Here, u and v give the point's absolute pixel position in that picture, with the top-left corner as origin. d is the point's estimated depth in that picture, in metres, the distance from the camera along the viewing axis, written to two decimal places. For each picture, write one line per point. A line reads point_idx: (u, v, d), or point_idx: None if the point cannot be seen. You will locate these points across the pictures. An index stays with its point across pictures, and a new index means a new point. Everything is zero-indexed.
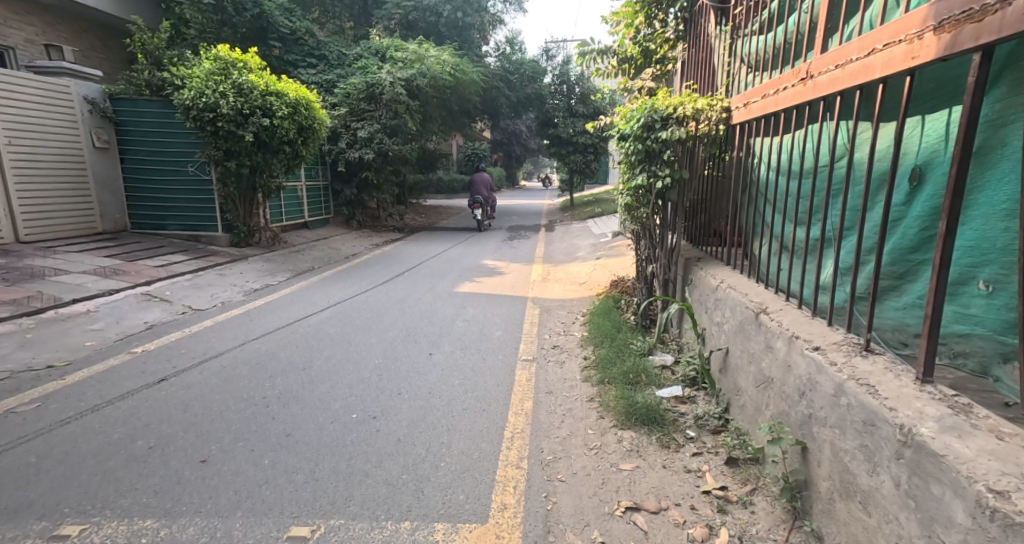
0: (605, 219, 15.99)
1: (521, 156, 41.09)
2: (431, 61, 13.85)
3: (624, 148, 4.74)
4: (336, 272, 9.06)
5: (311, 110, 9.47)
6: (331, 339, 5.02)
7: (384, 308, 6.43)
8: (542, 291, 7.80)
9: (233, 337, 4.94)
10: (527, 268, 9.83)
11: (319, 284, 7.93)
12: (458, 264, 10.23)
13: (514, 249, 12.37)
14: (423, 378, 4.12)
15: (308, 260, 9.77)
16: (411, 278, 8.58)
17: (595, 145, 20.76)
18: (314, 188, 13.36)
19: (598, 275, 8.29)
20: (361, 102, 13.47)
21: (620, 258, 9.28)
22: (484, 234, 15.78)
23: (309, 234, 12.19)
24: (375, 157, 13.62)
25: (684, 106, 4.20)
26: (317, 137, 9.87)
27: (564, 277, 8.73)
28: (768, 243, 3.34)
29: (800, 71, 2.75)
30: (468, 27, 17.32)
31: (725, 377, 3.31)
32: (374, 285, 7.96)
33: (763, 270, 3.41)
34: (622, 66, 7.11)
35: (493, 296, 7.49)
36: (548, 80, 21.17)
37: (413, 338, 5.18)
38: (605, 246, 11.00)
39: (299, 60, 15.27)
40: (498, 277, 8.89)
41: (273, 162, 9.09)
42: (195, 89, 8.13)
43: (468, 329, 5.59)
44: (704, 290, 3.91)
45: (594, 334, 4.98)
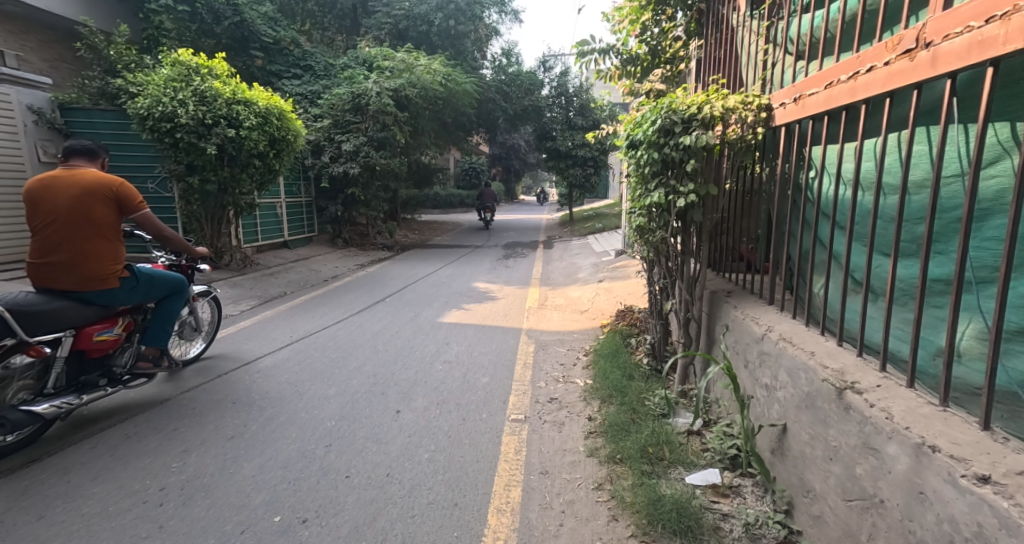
0: (607, 235, 15.17)
1: (519, 171, 40.42)
2: (420, 70, 13.05)
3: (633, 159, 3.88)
4: (309, 298, 8.20)
5: (284, 120, 8.67)
6: (279, 391, 4.12)
7: (352, 346, 5.54)
8: (538, 320, 6.93)
9: (156, 390, 4.04)
10: (522, 292, 8.98)
11: (287, 313, 7.07)
12: (448, 287, 9.39)
13: (509, 269, 11.52)
14: (382, 450, 3.25)
15: (283, 285, 8.93)
16: (394, 305, 7.72)
17: (595, 157, 20.05)
18: (295, 204, 12.52)
19: (601, 301, 7.44)
20: (346, 114, 12.73)
21: (624, 281, 8.43)
22: (478, 251, 14.94)
23: (288, 254, 11.34)
24: (361, 172, 12.81)
25: (711, 105, 3.34)
26: (291, 150, 9.12)
27: (562, 303, 7.87)
28: (841, 282, 2.46)
29: (898, 42, 1.92)
30: (462, 36, 16.64)
31: (781, 464, 2.43)
32: (347, 314, 7.08)
33: (834, 318, 2.51)
34: (627, 68, 6.22)
35: (482, 328, 6.62)
36: (546, 92, 20.49)
37: (377, 389, 4.29)
38: (608, 266, 10.15)
39: (283, 71, 14.61)
40: (490, 303, 8.04)
41: (241, 177, 8.30)
42: (150, 97, 7.32)
43: (447, 374, 4.71)
44: (744, 337, 3.03)
45: (600, 386, 4.08)
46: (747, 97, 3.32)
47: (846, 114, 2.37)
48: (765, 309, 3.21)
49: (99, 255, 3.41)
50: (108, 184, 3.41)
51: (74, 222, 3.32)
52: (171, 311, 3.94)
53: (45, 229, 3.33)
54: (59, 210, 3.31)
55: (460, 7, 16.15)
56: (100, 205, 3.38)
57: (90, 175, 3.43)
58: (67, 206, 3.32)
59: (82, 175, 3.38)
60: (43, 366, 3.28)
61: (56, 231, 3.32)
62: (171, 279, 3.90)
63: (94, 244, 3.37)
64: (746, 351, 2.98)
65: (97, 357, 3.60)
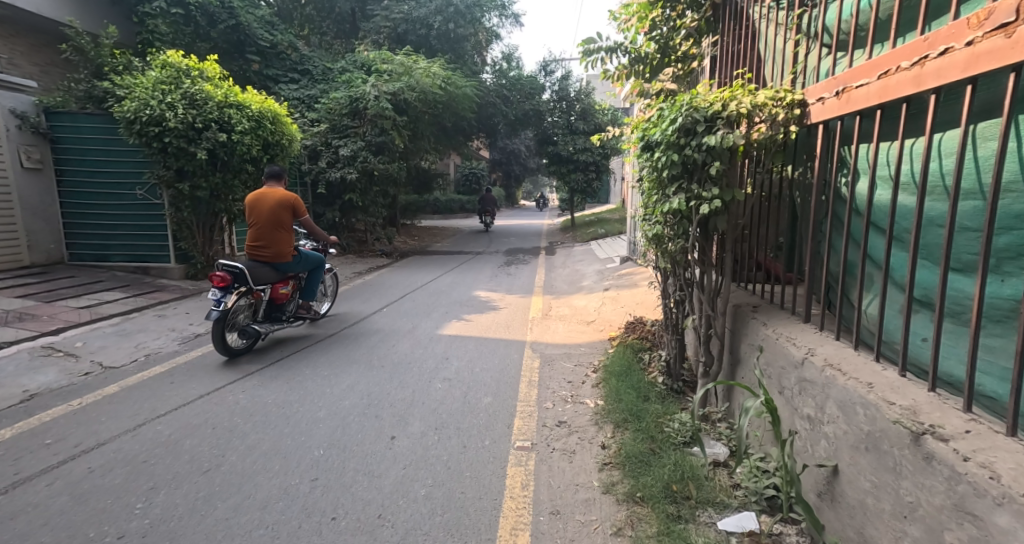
0: (610, 241, 14.86)
1: (520, 176, 40.23)
2: (420, 74, 12.76)
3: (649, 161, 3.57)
4: None
5: (278, 124, 8.37)
6: (266, 415, 3.80)
7: (346, 361, 5.23)
8: (543, 332, 6.61)
9: (131, 413, 3.72)
10: (525, 301, 8.66)
11: None
12: (448, 296, 9.08)
13: (511, 277, 11.21)
14: (374, 485, 2.93)
15: None
16: (391, 316, 7.41)
17: (597, 162, 19.78)
18: None
19: (607, 312, 7.13)
20: (344, 119, 12.45)
21: (631, 289, 8.12)
22: (479, 258, 14.64)
23: None
24: (359, 177, 12.52)
25: (738, 101, 3.03)
26: (286, 155, 8.82)
27: (567, 313, 7.55)
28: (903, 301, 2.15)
29: (985, 19, 1.63)
30: (462, 40, 16.38)
31: (832, 512, 2.11)
32: (343, 326, 6.78)
33: (892, 341, 2.21)
34: (635, 68, 5.92)
35: (484, 340, 6.30)
36: (547, 97, 20.22)
37: (371, 411, 3.97)
38: (612, 274, 9.83)
39: (280, 75, 14.34)
40: (492, 314, 7.73)
41: (234, 183, 8.00)
42: (138, 100, 7.01)
43: (448, 394, 4.39)
44: (780, 359, 2.70)
45: (614, 409, 3.78)
46: (778, 92, 3.01)
47: (907, 107, 2.05)
48: (800, 327, 2.89)
49: (283, 243, 5.63)
50: (290, 199, 5.68)
51: (270, 223, 5.54)
52: (316, 277, 6.27)
53: (256, 225, 5.57)
54: (260, 214, 5.51)
55: (460, 10, 15.90)
56: (270, 210, 5.33)
57: (278, 194, 5.65)
58: (266, 212, 5.52)
59: (272, 193, 5.52)
60: (252, 306, 5.45)
61: (260, 229, 5.58)
62: (316, 258, 6.25)
63: (283, 234, 5.59)
64: (784, 375, 2.66)
65: (276, 305, 5.81)
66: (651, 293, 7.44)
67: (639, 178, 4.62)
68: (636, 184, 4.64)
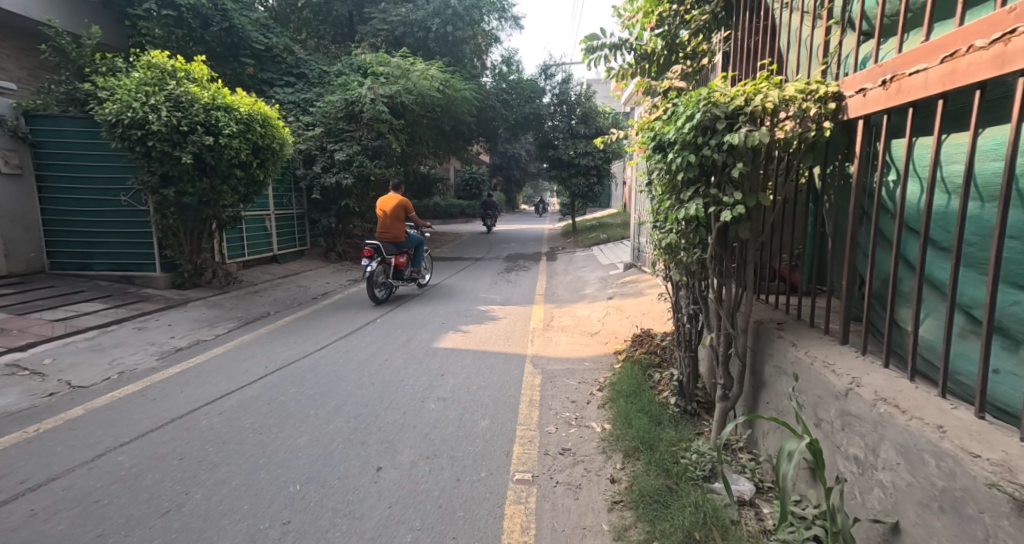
0: (613, 247, 14.51)
1: (520, 181, 39.97)
2: (417, 76, 12.44)
3: (662, 163, 3.24)
4: (296, 318, 7.59)
5: (268, 127, 8.05)
6: (242, 441, 3.47)
7: (335, 378, 4.90)
8: (544, 344, 6.27)
9: (93, 441, 3.38)
10: (525, 311, 8.33)
11: (269, 337, 6.44)
12: (445, 305, 8.76)
13: (511, 284, 10.87)
14: (355, 529, 2.60)
15: (268, 304, 8.28)
16: (386, 327, 7.08)
17: (599, 166, 19.47)
18: (285, 216, 11.91)
19: (612, 323, 6.79)
20: (339, 122, 12.15)
21: (636, 298, 7.78)
22: (478, 264, 14.30)
23: (277, 271, 10.71)
24: (354, 182, 12.21)
25: (763, 95, 2.71)
26: (278, 159, 8.52)
27: (569, 324, 7.21)
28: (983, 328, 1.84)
29: None
30: (460, 42, 16.08)
31: None
32: (334, 338, 6.46)
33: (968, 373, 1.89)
34: (640, 66, 5.63)
35: (482, 354, 5.96)
36: (547, 100, 19.90)
37: (357, 436, 3.63)
38: (616, 281, 9.49)
39: (275, 79, 14.06)
40: (491, 324, 7.39)
41: (222, 188, 7.68)
42: (120, 102, 6.69)
43: (442, 418, 4.06)
44: (816, 387, 2.38)
45: (625, 437, 3.46)
46: (809, 83, 2.70)
47: (979, 93, 1.74)
48: (835, 347, 2.57)
49: (396, 231, 8.99)
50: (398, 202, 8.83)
51: (391, 219, 9.03)
52: (419, 252, 9.68)
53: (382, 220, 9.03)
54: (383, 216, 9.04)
55: (458, 12, 15.63)
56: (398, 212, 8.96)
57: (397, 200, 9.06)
58: (390, 214, 8.94)
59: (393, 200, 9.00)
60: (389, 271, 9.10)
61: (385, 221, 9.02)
62: (417, 241, 9.65)
63: (397, 227, 8.95)
64: (822, 405, 2.33)
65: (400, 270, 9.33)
66: (657, 303, 7.10)
67: (647, 183, 4.31)
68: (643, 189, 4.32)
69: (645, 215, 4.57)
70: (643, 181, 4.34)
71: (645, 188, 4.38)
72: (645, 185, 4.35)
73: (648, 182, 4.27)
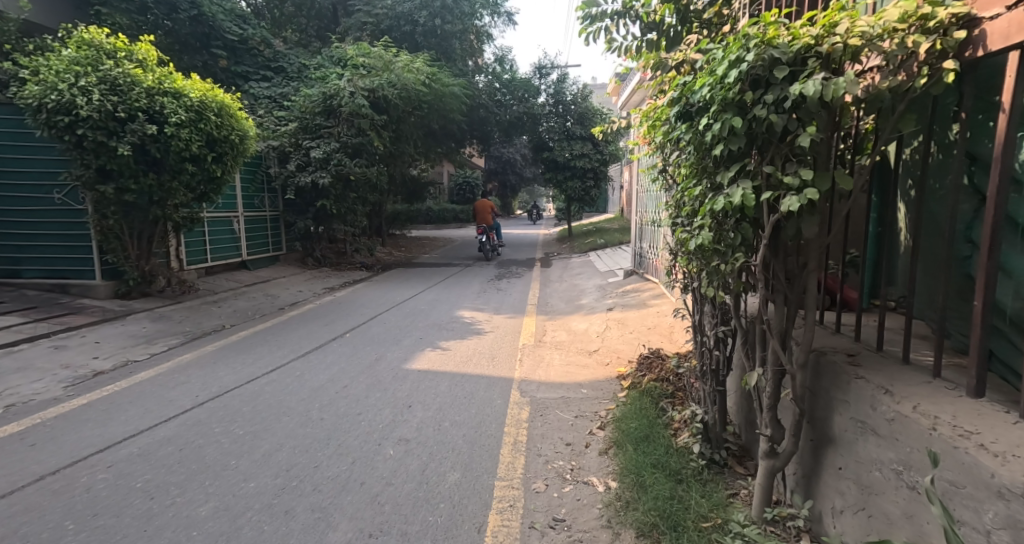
0: (611, 252, 13.66)
1: (515, 186, 39.23)
2: (400, 68, 11.56)
3: (689, 137, 2.37)
4: (255, 332, 6.71)
5: (226, 117, 7.19)
6: (121, 514, 2.58)
7: (278, 410, 4.02)
8: (534, 365, 5.41)
9: None
10: (515, 323, 7.48)
11: (215, 355, 5.55)
12: (426, 316, 7.90)
13: (501, 292, 10.01)
14: None
15: (225, 315, 7.39)
16: (354, 344, 6.20)
17: (595, 169, 18.70)
18: (256, 218, 11.02)
19: (613, 340, 5.94)
20: (316, 117, 11.27)
21: (640, 310, 6.93)
22: (468, 271, 13.45)
23: (244, 278, 9.82)
24: (332, 182, 11.34)
25: (846, 25, 1.81)
26: (239, 153, 7.65)
27: (564, 340, 6.35)
28: None
29: None
30: (449, 36, 15.24)
31: None
32: (291, 356, 5.58)
33: None
34: (649, 37, 4.78)
35: (461, 377, 5.09)
36: (542, 100, 19.05)
37: (281, 502, 2.75)
38: (617, 290, 8.64)
39: (250, 73, 13.15)
40: (475, 339, 6.52)
41: (172, 186, 6.82)
42: (44, 83, 5.84)
43: (401, 467, 3.20)
44: (949, 468, 1.52)
45: (646, 506, 2.56)
46: (918, 5, 1.75)
47: None
48: (965, 404, 1.70)
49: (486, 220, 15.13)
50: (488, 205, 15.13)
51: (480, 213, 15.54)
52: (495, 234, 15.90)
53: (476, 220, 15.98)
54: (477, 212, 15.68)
55: (447, 4, 14.81)
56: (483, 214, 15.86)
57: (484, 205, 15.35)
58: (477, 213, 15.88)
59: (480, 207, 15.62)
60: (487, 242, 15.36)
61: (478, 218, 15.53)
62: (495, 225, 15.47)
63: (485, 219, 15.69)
64: (966, 500, 1.47)
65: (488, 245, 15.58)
66: (665, 317, 6.25)
67: (663, 167, 3.43)
68: (660, 173, 3.45)
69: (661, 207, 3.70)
70: (657, 165, 3.47)
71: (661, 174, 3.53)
72: (659, 170, 3.49)
73: (666, 166, 3.40)
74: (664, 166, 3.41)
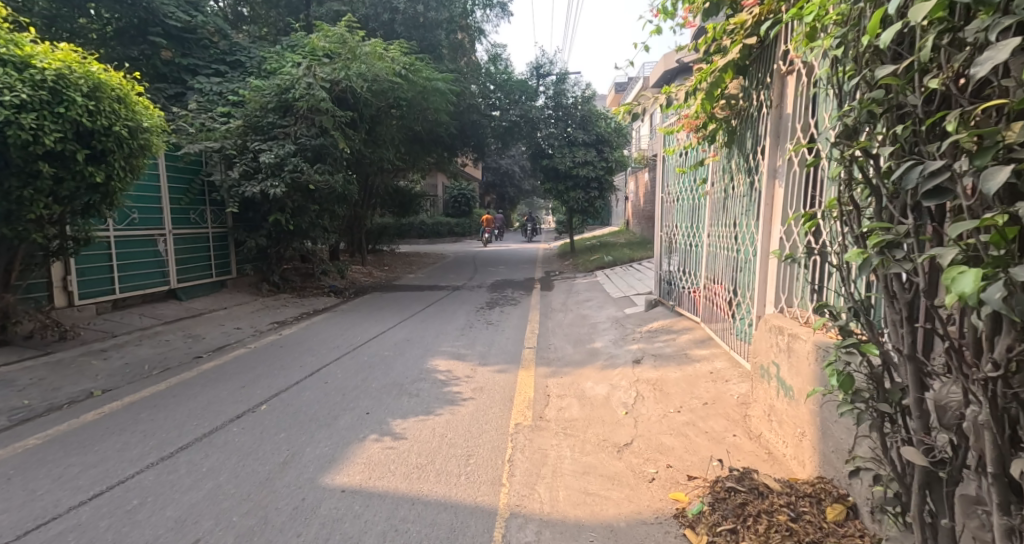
0: (624, 273, 11.68)
1: (513, 198, 37.27)
2: (369, 55, 9.69)
3: None
4: (137, 400, 4.69)
5: (111, 99, 5.25)
6: None
7: None
8: (532, 475, 3.42)
9: None
10: (506, 381, 5.49)
11: (29, 455, 3.57)
12: (389, 368, 5.89)
13: (492, 328, 8.02)
14: None
15: (104, 372, 5.35)
16: (265, 426, 4.18)
17: (599, 178, 16.81)
18: (193, 237, 9.03)
19: (651, 424, 3.94)
20: (268, 115, 9.40)
21: (682, 367, 4.95)
22: (456, 295, 11.48)
23: (166, 314, 7.79)
24: (288, 191, 9.34)
25: None
26: (138, 150, 5.71)
27: (576, 419, 4.29)
28: None
29: None
30: (434, 27, 13.43)
31: None
32: (149, 459, 3.56)
33: None
34: None
35: (406, 507, 3.06)
36: (540, 103, 17.10)
37: None
38: (641, 330, 6.64)
39: (201, 66, 11.22)
40: (444, 417, 4.48)
41: (21, 195, 4.93)
42: None
43: None
44: None
45: None
46: None
47: None
48: None
49: None
50: None
51: None
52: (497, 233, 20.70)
53: None
54: None
55: None
56: None
57: None
58: None
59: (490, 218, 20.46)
60: None
61: None
62: None
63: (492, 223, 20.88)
64: None
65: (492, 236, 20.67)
66: (725, 388, 4.22)
67: (878, 114, 1.82)
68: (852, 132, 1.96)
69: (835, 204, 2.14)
70: (861, 112, 1.86)
71: (858, 136, 1.96)
72: (865, 117, 1.88)
73: (903, 107, 1.75)
74: (889, 112, 1.79)
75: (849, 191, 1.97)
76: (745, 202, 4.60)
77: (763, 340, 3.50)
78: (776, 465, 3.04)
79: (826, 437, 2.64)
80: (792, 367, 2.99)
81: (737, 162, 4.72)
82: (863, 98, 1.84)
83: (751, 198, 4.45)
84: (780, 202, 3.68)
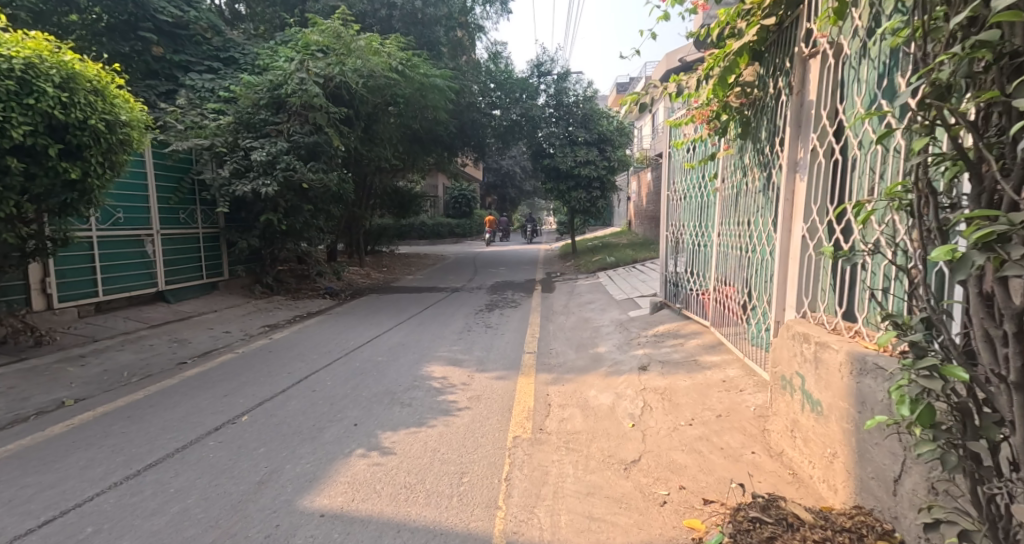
0: (627, 274, 11.38)
1: (514, 198, 36.98)
2: (364, 50, 9.42)
3: None
4: (111, 410, 4.38)
5: (87, 90, 4.97)
6: None
7: None
8: (531, 496, 3.12)
9: None
10: (504, 388, 5.18)
11: None
12: (382, 375, 5.58)
13: (491, 331, 7.72)
14: None
15: (79, 380, 5.05)
16: (244, 440, 3.88)
17: (601, 178, 16.53)
18: (183, 238, 8.73)
19: (661, 439, 3.64)
20: (260, 111, 9.12)
21: (691, 375, 4.65)
22: (455, 297, 11.19)
23: (152, 317, 7.49)
24: (281, 190, 9.05)
25: None
26: (118, 145, 5.42)
27: (578, 432, 3.99)
28: None
29: None
30: (433, 23, 13.16)
31: None
32: (115, 478, 3.26)
33: None
34: None
35: (389, 535, 2.76)
36: (541, 102, 16.83)
37: None
38: (645, 335, 6.34)
39: (193, 63, 10.91)
40: (437, 430, 4.18)
41: None
42: None
43: None
44: None
45: None
46: None
47: None
48: None
49: None
50: None
51: None
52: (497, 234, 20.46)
53: None
54: None
55: None
56: None
57: None
58: None
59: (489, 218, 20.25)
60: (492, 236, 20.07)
61: None
62: None
63: None
64: None
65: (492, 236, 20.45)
66: (740, 399, 3.91)
67: (991, 61, 1.59)
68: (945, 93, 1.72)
69: (895, 194, 1.90)
70: (964, 61, 1.62)
71: (951, 98, 1.72)
72: (962, 72, 1.65)
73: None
74: (1004, 61, 1.58)
75: (935, 164, 1.72)
76: (760, 199, 4.31)
77: (784, 348, 3.19)
78: (802, 489, 2.74)
79: (864, 461, 2.33)
80: (822, 380, 2.69)
81: (752, 156, 4.43)
82: (967, 43, 1.61)
83: (767, 194, 4.16)
84: (802, 197, 3.37)
